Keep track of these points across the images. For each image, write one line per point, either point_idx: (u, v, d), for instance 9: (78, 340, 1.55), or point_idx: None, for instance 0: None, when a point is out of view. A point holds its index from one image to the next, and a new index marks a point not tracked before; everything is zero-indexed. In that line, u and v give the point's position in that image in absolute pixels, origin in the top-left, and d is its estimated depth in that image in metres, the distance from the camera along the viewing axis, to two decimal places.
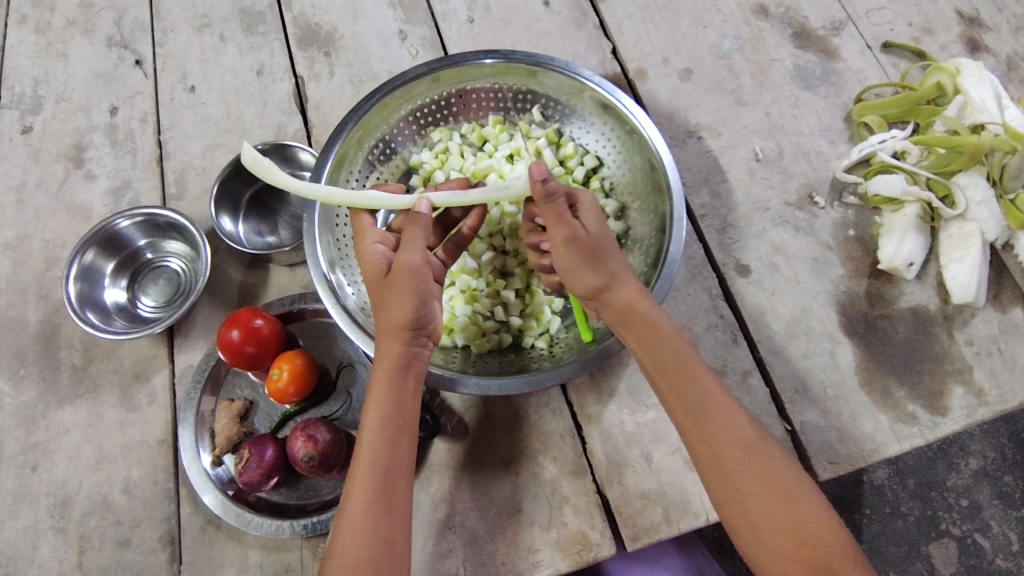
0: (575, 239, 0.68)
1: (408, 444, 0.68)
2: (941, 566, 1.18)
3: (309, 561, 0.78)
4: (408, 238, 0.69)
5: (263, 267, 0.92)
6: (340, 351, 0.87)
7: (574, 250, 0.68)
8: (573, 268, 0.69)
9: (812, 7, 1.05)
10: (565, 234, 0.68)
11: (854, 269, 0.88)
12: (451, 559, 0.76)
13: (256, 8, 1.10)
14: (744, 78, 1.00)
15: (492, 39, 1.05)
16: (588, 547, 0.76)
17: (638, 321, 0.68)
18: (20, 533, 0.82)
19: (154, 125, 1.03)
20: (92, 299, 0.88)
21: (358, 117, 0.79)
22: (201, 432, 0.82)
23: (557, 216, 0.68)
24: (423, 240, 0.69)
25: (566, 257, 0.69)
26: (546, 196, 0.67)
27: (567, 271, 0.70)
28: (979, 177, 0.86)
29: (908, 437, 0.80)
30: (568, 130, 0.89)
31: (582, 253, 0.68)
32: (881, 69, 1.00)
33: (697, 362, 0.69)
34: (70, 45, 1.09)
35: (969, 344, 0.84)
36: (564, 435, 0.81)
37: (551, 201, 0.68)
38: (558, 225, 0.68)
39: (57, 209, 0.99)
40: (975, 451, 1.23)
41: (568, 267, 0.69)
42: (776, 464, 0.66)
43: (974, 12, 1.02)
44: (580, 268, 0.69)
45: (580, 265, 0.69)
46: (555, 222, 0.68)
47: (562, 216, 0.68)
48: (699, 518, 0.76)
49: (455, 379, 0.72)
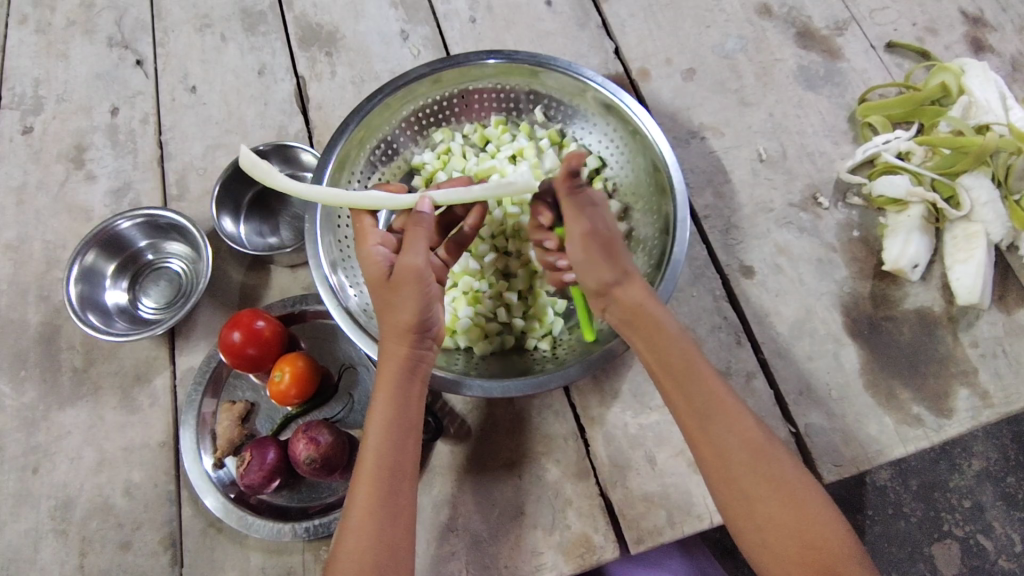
0: (594, 232, 0.69)
1: (413, 446, 0.68)
2: (943, 567, 1.17)
3: (311, 564, 0.78)
4: (411, 241, 0.68)
5: (265, 268, 0.92)
6: (342, 352, 0.87)
7: (592, 241, 0.69)
8: (587, 261, 0.69)
9: (815, 7, 1.04)
10: (587, 224, 0.69)
11: (858, 270, 0.88)
12: (453, 562, 0.76)
13: (257, 9, 1.09)
14: (747, 78, 1.00)
15: (494, 39, 1.05)
16: (592, 549, 0.76)
17: (644, 320, 0.68)
18: (20, 535, 0.82)
19: (155, 125, 1.02)
20: (92, 300, 0.87)
21: (360, 117, 0.79)
22: (203, 434, 0.81)
23: (580, 207, 0.70)
24: (425, 243, 0.69)
25: (582, 250, 0.69)
26: (570, 187, 0.70)
27: (582, 265, 0.69)
28: (984, 179, 0.86)
29: (912, 439, 0.79)
30: (571, 131, 0.89)
31: (599, 244, 0.69)
32: (885, 69, 0.99)
33: (701, 362, 0.68)
34: (71, 45, 1.09)
35: (974, 346, 0.83)
36: (567, 437, 0.81)
37: (574, 191, 0.70)
38: (580, 215, 0.70)
39: (57, 210, 0.98)
40: (978, 452, 1.22)
41: (584, 259, 0.69)
42: (780, 466, 0.65)
43: (978, 12, 1.02)
44: (597, 259, 0.69)
45: (597, 257, 0.69)
46: (577, 214, 0.70)
47: (586, 207, 0.70)
48: (703, 521, 0.76)
49: (459, 381, 0.72)
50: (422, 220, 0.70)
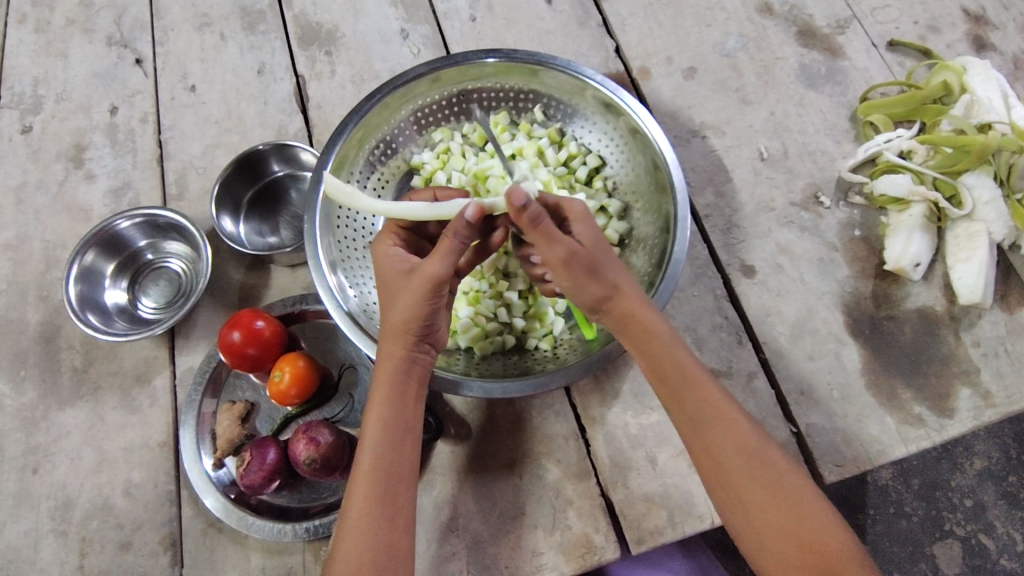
0: (571, 257, 0.65)
1: (410, 450, 0.68)
2: (945, 566, 1.17)
3: (311, 564, 0.77)
4: (437, 247, 0.66)
5: (265, 268, 0.92)
6: (342, 352, 0.86)
7: (573, 267, 0.65)
8: (576, 284, 0.66)
9: (817, 5, 1.04)
10: (562, 253, 0.65)
11: (860, 270, 0.88)
12: (453, 563, 0.76)
13: (256, 8, 1.09)
14: (748, 77, 1.00)
15: (494, 38, 1.05)
16: (592, 550, 0.76)
17: (638, 330, 0.67)
18: (20, 536, 0.82)
19: (154, 125, 1.02)
20: (91, 300, 0.87)
21: (359, 117, 0.79)
22: (203, 434, 0.81)
23: (547, 238, 0.64)
24: (456, 251, 0.66)
25: (566, 276, 0.66)
26: (531, 220, 0.63)
27: (569, 287, 0.67)
28: (986, 178, 0.85)
29: (914, 438, 0.79)
30: (570, 130, 0.88)
31: (582, 268, 0.66)
32: (886, 68, 0.99)
33: (697, 370, 0.68)
34: (70, 44, 1.08)
35: (976, 345, 0.83)
36: (568, 437, 0.81)
37: (536, 223, 0.64)
38: (551, 245, 0.64)
39: (57, 210, 0.98)
40: (979, 451, 1.22)
41: (570, 284, 0.66)
42: (776, 470, 0.65)
43: (980, 10, 1.02)
44: (584, 282, 0.66)
45: (582, 280, 0.66)
46: (546, 243, 0.64)
47: (553, 236, 0.64)
48: (704, 521, 0.76)
49: (459, 382, 0.72)
50: (458, 227, 0.65)
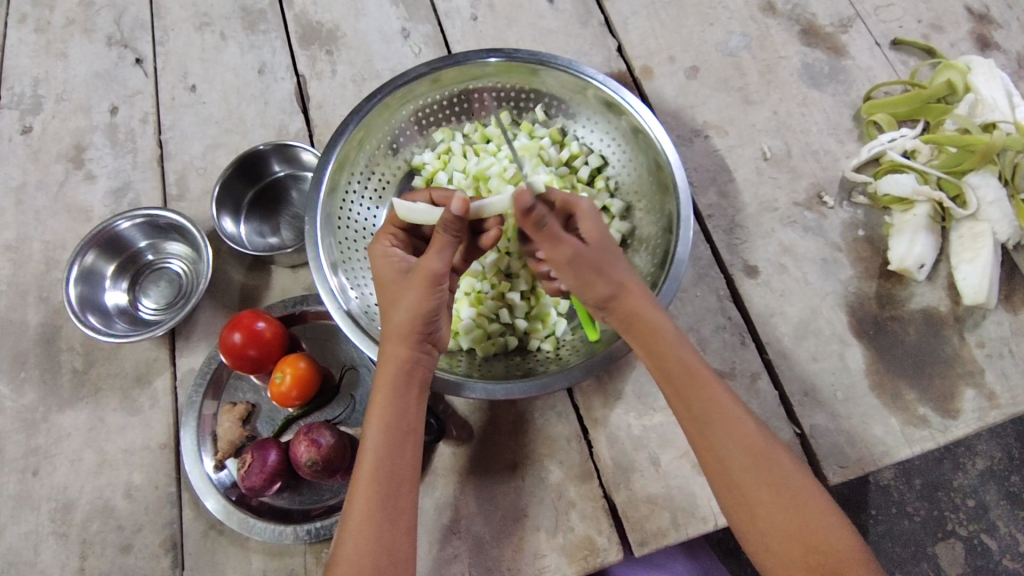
0: (576, 255, 0.65)
1: (412, 450, 0.67)
2: (948, 566, 1.17)
3: (313, 567, 0.77)
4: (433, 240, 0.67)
5: (266, 268, 0.91)
6: (344, 353, 0.86)
7: (577, 266, 0.65)
8: (581, 283, 0.66)
9: (820, 4, 1.03)
10: (566, 251, 0.65)
11: (864, 270, 0.87)
12: (456, 565, 0.76)
13: (256, 7, 1.09)
14: (751, 76, 0.99)
15: (495, 37, 1.04)
16: (595, 552, 0.75)
17: (643, 329, 0.67)
18: (20, 538, 0.81)
19: (155, 125, 1.02)
20: (91, 302, 0.87)
21: (359, 117, 0.78)
22: (203, 436, 0.81)
23: (553, 241, 0.64)
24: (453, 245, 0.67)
25: (571, 277, 0.66)
26: (535, 224, 0.64)
27: (575, 285, 0.67)
28: (991, 177, 0.85)
29: (919, 439, 0.79)
30: (572, 130, 0.87)
31: (584, 267, 0.66)
32: (890, 67, 0.98)
33: (702, 369, 0.68)
34: (70, 44, 1.08)
35: (980, 346, 0.83)
36: (570, 439, 0.80)
37: (541, 223, 0.64)
38: (556, 246, 0.65)
39: (57, 210, 0.98)
40: (982, 451, 1.22)
41: (575, 283, 0.67)
42: (781, 471, 0.64)
43: (984, 8, 1.01)
44: (588, 281, 0.66)
45: (588, 279, 0.66)
46: (552, 244, 0.65)
47: (557, 235, 0.65)
48: (708, 523, 0.75)
49: (460, 383, 0.71)
50: (447, 221, 0.65)
